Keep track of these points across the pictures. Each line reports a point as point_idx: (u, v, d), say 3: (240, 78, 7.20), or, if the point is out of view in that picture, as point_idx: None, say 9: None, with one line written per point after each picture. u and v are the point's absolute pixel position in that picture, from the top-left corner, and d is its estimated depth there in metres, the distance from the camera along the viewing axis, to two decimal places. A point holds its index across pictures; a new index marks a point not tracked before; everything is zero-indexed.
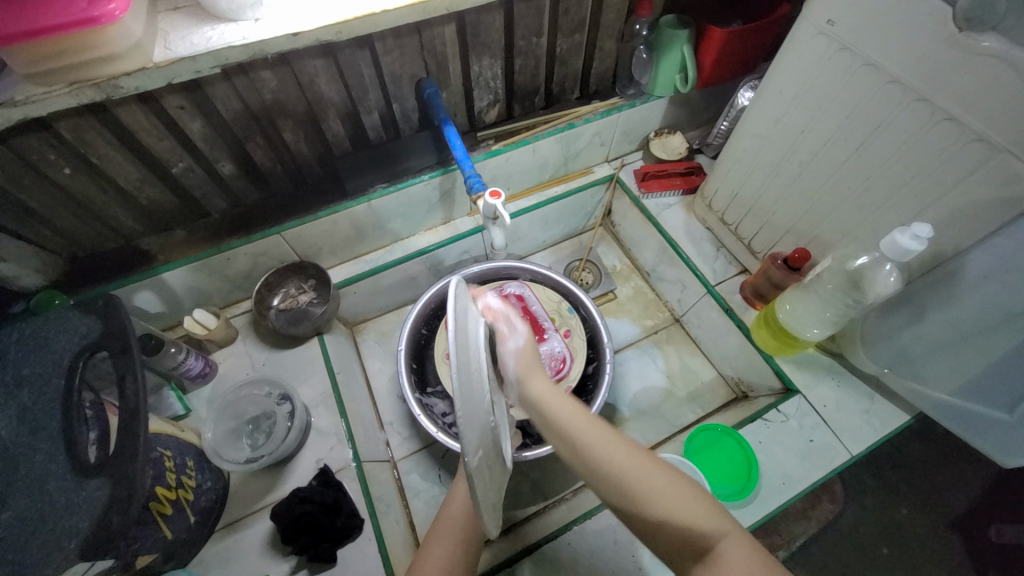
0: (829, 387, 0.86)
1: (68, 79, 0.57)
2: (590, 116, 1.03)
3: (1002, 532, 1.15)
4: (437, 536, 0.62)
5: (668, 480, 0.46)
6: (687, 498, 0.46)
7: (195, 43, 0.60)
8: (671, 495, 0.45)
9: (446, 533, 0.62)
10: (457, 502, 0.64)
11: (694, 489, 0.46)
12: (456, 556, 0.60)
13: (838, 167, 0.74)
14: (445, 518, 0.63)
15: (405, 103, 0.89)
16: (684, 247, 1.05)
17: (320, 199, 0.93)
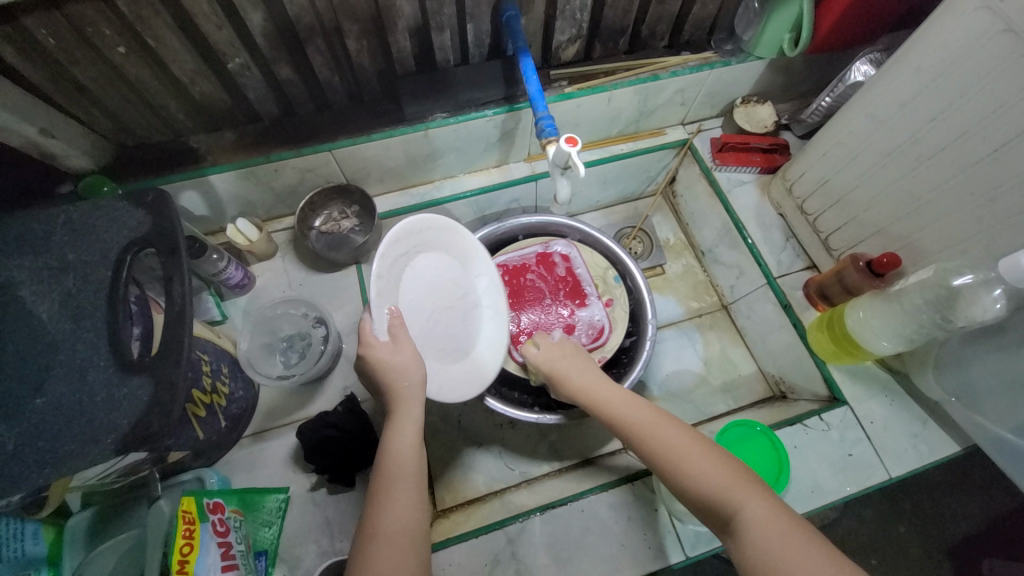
0: (881, 404, 0.80)
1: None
2: (677, 69, 0.92)
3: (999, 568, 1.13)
4: (386, 486, 0.53)
5: (690, 442, 0.56)
6: (717, 468, 0.53)
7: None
8: (698, 464, 0.54)
9: (404, 482, 0.54)
10: (400, 446, 0.57)
11: (722, 460, 0.54)
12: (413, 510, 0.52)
13: (965, 168, 0.65)
14: (402, 471, 0.55)
15: (481, 25, 0.80)
16: (751, 231, 0.96)
17: (375, 120, 0.87)
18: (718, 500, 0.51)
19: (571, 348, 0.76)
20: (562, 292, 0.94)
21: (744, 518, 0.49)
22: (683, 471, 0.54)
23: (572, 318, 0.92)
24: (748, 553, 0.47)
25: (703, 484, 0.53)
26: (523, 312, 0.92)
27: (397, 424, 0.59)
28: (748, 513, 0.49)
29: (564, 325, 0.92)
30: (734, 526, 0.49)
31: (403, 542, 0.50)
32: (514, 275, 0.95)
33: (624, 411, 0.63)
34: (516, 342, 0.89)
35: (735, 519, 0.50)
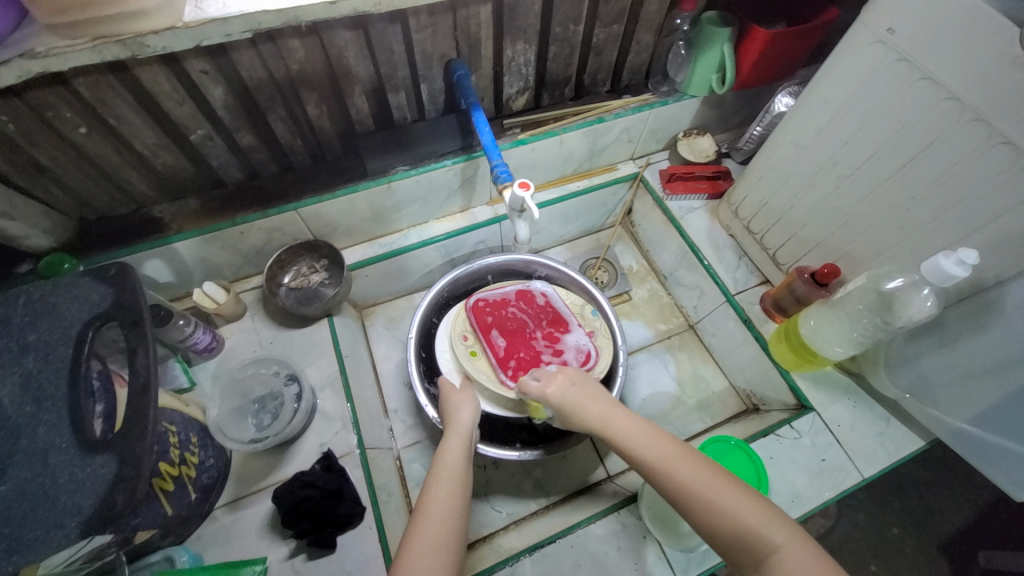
0: (845, 407, 0.84)
1: (93, 33, 0.54)
2: (620, 111, 1.00)
3: (989, 560, 1.14)
4: (437, 479, 0.64)
5: (721, 478, 0.54)
6: (744, 502, 0.51)
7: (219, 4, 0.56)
8: (728, 502, 0.52)
9: (447, 482, 0.63)
10: (452, 452, 0.68)
11: (748, 491, 0.53)
12: (454, 502, 0.61)
13: (881, 182, 0.71)
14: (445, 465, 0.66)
15: (433, 84, 0.86)
16: (705, 253, 1.02)
17: (339, 177, 0.90)
18: (751, 539, 0.49)
19: (581, 377, 0.75)
20: (544, 322, 0.93)
21: (779, 560, 0.47)
22: (711, 510, 0.52)
23: (559, 344, 0.91)
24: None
25: (732, 523, 0.50)
26: (510, 339, 0.90)
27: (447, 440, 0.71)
28: (784, 553, 0.47)
29: (553, 352, 0.90)
30: (768, 568, 0.47)
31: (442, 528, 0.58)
32: (495, 307, 0.94)
33: (646, 442, 0.60)
34: (504, 368, 0.87)
35: (769, 558, 0.48)
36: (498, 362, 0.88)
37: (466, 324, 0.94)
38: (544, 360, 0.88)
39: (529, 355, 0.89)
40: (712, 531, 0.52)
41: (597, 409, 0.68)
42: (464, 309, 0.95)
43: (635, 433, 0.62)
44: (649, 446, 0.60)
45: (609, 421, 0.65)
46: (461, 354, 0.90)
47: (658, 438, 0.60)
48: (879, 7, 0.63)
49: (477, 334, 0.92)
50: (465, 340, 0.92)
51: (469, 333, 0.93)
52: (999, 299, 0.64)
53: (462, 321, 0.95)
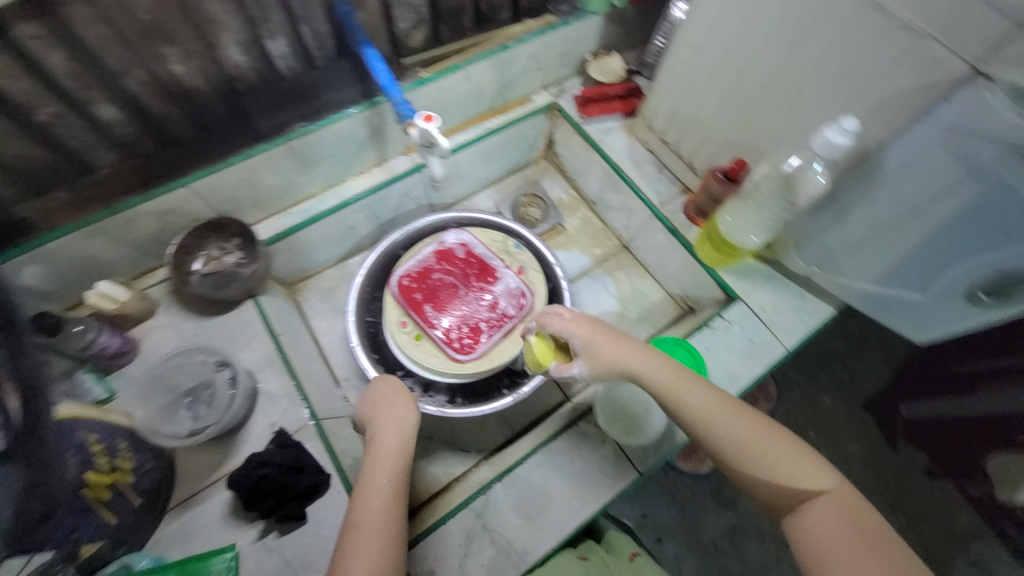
0: (767, 291, 0.91)
1: None
2: (522, 36, 0.97)
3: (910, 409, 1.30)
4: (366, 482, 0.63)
5: (773, 433, 0.61)
6: (790, 453, 0.60)
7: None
8: (780, 454, 0.60)
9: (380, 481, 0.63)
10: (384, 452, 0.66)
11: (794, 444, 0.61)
12: (384, 508, 0.61)
13: (772, 70, 0.74)
14: (380, 463, 0.65)
15: (315, 27, 0.78)
16: (627, 170, 1.04)
17: (226, 141, 0.81)
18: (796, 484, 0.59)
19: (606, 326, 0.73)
20: (472, 276, 0.94)
21: (818, 500, 0.58)
22: (766, 460, 0.60)
23: (490, 296, 0.92)
24: (816, 531, 0.56)
25: (790, 473, 0.59)
26: (445, 308, 0.91)
27: (379, 433, 0.69)
28: (823, 495, 0.58)
29: (487, 307, 0.92)
30: (805, 506, 0.58)
31: (379, 528, 0.59)
32: (420, 280, 0.93)
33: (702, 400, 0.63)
34: (452, 345, 0.89)
35: (809, 500, 0.58)
36: (443, 341, 0.89)
37: (400, 311, 0.93)
38: (484, 317, 0.91)
39: (470, 320, 0.90)
40: (762, 478, 0.60)
41: (645, 365, 0.66)
42: (391, 296, 0.94)
43: (694, 391, 0.64)
44: (706, 403, 0.63)
45: (660, 379, 0.65)
46: (406, 344, 0.90)
47: (713, 395, 0.64)
48: None
49: (413, 318, 0.92)
50: (404, 328, 0.92)
51: (406, 319, 0.92)
52: (880, 162, 0.68)
53: (397, 309, 0.93)
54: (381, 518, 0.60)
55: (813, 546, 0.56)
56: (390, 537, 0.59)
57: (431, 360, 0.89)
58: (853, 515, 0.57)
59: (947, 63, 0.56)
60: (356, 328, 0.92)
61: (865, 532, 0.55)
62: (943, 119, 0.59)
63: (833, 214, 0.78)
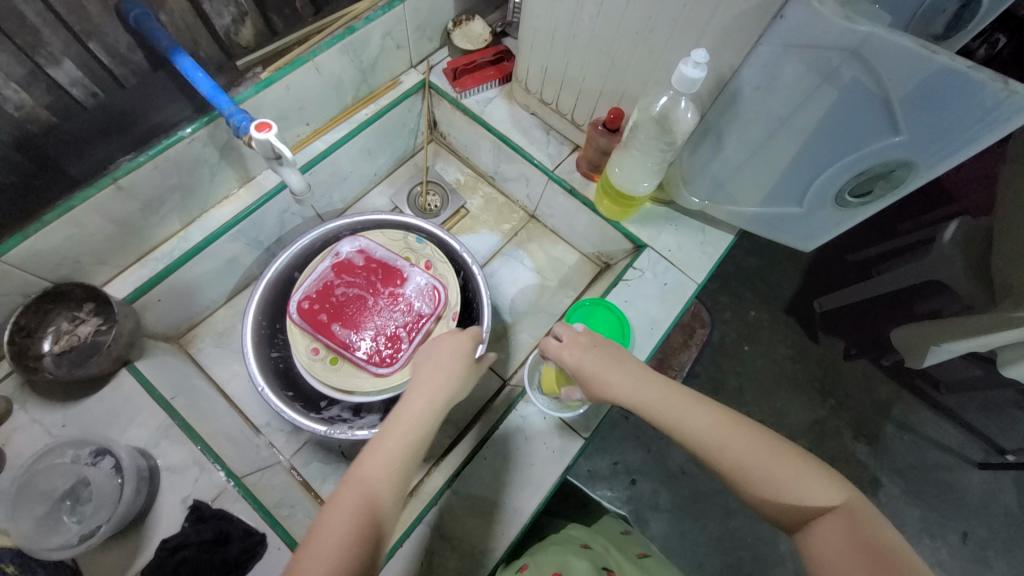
0: (669, 233, 0.93)
1: None
2: (369, 12, 0.88)
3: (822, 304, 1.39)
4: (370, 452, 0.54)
5: (778, 449, 0.53)
6: (794, 469, 0.52)
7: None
8: (781, 471, 0.51)
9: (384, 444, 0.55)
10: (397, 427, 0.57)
11: (800, 459, 0.52)
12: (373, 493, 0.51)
13: (623, 12, 0.72)
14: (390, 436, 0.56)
15: (109, 39, 0.65)
16: (514, 139, 1.01)
17: (41, 200, 0.70)
18: (801, 501, 0.50)
19: (605, 343, 0.69)
20: (377, 282, 0.87)
21: (830, 523, 0.49)
22: (767, 479, 0.52)
23: (401, 298, 0.86)
24: (820, 559, 0.47)
25: (790, 491, 0.51)
26: (355, 323, 0.84)
27: (407, 398, 0.61)
28: (835, 517, 0.49)
29: (401, 311, 0.86)
30: (813, 530, 0.49)
31: (357, 497, 0.50)
32: (322, 299, 0.86)
33: (690, 412, 0.57)
34: (372, 360, 0.83)
35: (818, 520, 0.49)
36: (363, 359, 0.83)
37: (307, 338, 0.85)
38: (399, 323, 0.85)
39: (385, 330, 0.84)
40: (762, 499, 0.52)
41: (637, 387, 0.62)
42: (293, 323, 0.86)
43: (690, 408, 0.57)
44: (699, 420, 0.56)
45: (653, 401, 0.60)
46: (322, 371, 0.83)
47: (711, 410, 0.57)
48: None
49: (324, 342, 0.84)
50: (317, 355, 0.84)
51: (317, 345, 0.85)
52: (738, 87, 0.69)
53: (305, 338, 0.85)
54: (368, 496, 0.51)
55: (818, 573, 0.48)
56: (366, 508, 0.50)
57: (354, 381, 0.83)
58: (870, 533, 0.47)
59: None
60: (259, 369, 0.82)
61: (881, 559, 0.45)
62: (781, 35, 0.60)
63: (711, 146, 0.79)
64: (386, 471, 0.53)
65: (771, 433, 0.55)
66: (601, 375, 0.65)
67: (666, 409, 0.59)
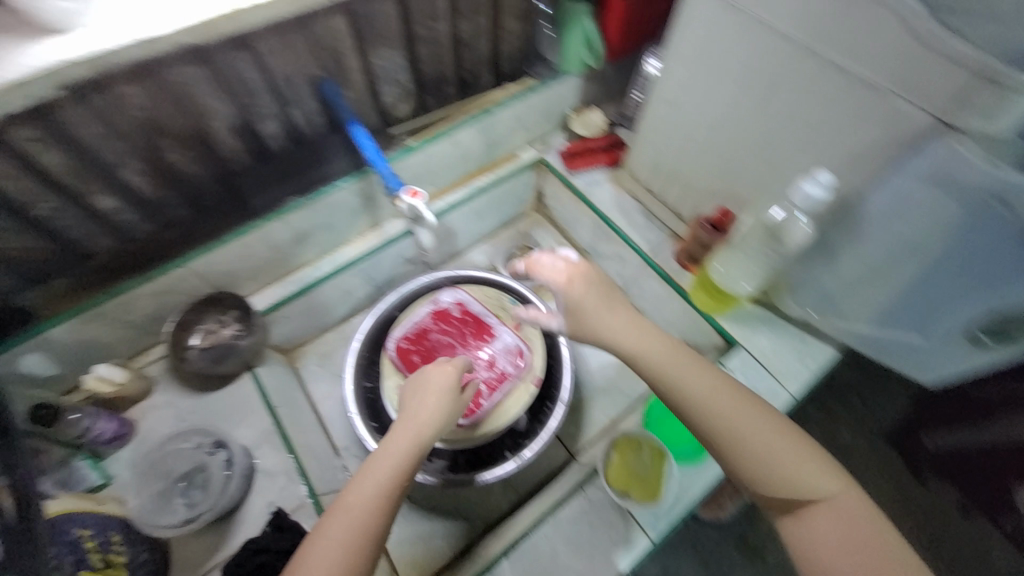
0: (765, 337, 0.92)
1: None
2: (505, 100, 1.01)
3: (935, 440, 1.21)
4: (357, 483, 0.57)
5: (785, 432, 0.58)
6: (797, 455, 0.57)
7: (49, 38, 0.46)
8: (786, 458, 0.57)
9: (376, 475, 0.58)
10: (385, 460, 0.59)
11: (801, 445, 0.58)
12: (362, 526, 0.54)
13: (745, 126, 0.76)
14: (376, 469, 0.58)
15: (305, 106, 0.81)
16: (616, 221, 1.06)
17: (223, 222, 0.83)
18: (803, 487, 0.56)
19: (606, 284, 0.69)
20: (468, 334, 0.94)
21: (823, 512, 0.55)
22: (772, 464, 0.56)
23: (488, 354, 0.92)
24: (816, 543, 0.54)
25: (790, 476, 0.56)
26: None
27: (398, 428, 0.63)
28: (830, 502, 0.56)
29: (487, 366, 0.90)
30: (808, 518, 0.56)
31: (352, 526, 0.54)
32: (417, 342, 0.94)
33: (699, 382, 0.60)
34: None
35: (813, 505, 0.56)
36: None
37: (398, 374, 0.92)
38: (482, 377, 0.89)
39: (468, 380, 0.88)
40: (765, 479, 0.56)
41: (647, 345, 0.62)
42: (388, 359, 0.94)
43: (705, 379, 0.60)
44: (710, 391, 0.59)
45: (667, 366, 0.61)
46: None
47: (726, 388, 0.60)
48: None
49: None
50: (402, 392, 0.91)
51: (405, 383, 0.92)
52: (863, 210, 0.68)
53: (396, 374, 0.93)
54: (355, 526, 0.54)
55: (811, 551, 0.55)
56: (359, 532, 0.54)
57: None
58: (857, 524, 0.54)
59: (910, 118, 0.57)
60: (353, 395, 0.91)
61: (868, 550, 0.52)
62: (917, 171, 0.60)
63: (824, 259, 0.78)
64: (374, 503, 0.56)
65: (775, 415, 0.59)
66: (602, 318, 0.65)
67: (674, 373, 0.61)
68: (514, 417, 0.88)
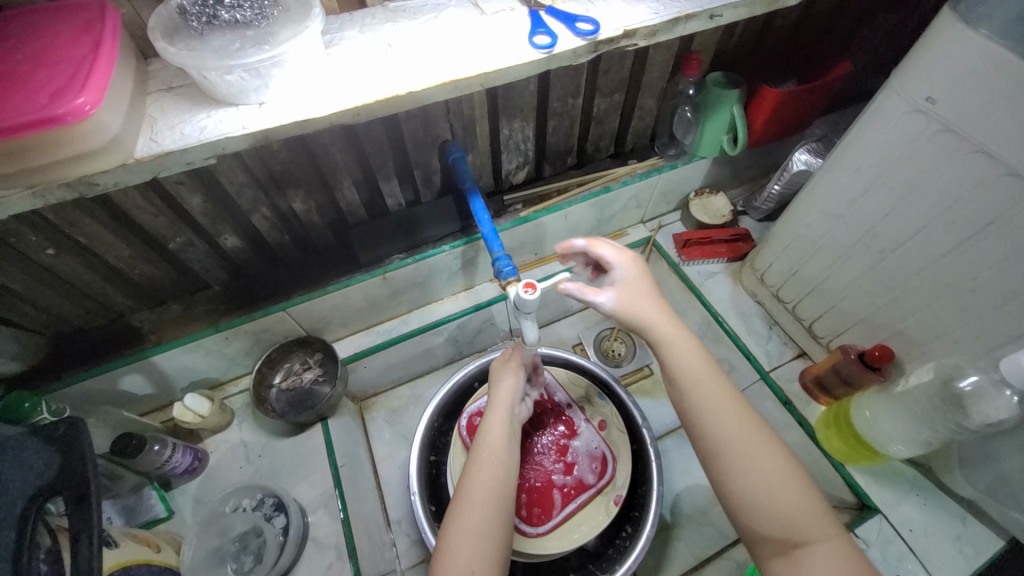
0: (912, 506, 0.75)
1: (27, 180, 0.41)
2: (628, 178, 0.94)
3: None
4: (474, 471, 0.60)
5: (774, 455, 0.50)
6: (791, 485, 0.49)
7: (220, 115, 0.46)
8: (774, 489, 0.49)
9: (490, 466, 0.60)
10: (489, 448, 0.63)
11: (802, 478, 0.49)
12: (489, 512, 0.56)
13: (932, 262, 0.63)
14: (483, 456, 0.62)
15: (427, 168, 0.80)
16: (731, 323, 0.94)
17: (328, 269, 0.83)
18: (792, 527, 0.47)
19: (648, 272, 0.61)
20: (548, 426, 0.86)
21: (821, 558, 0.45)
22: (751, 486, 0.49)
23: (568, 454, 0.83)
24: None
25: (775, 504, 0.48)
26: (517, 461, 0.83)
27: (489, 417, 0.67)
28: (820, 548, 0.46)
29: (563, 468, 0.82)
30: (804, 559, 0.46)
31: (482, 512, 0.56)
32: None
33: (703, 380, 0.54)
34: (522, 512, 0.78)
35: (803, 547, 0.46)
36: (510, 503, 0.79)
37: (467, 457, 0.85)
38: (558, 482, 0.81)
39: (540, 483, 0.81)
40: (745, 499, 0.49)
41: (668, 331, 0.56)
42: (458, 435, 0.87)
43: (698, 372, 0.54)
44: (717, 398, 0.53)
45: (680, 357, 0.55)
46: None
47: (723, 391, 0.53)
48: (911, 76, 0.57)
49: None
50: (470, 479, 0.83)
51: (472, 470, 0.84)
52: None
53: (462, 455, 0.85)
54: (484, 515, 0.56)
55: None
56: (489, 522, 0.56)
57: None
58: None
59: None
60: (417, 470, 0.84)
61: None
62: None
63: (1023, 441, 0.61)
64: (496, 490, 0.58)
65: (777, 440, 0.52)
66: (637, 293, 0.58)
67: (669, 354, 0.55)
68: (583, 540, 0.76)
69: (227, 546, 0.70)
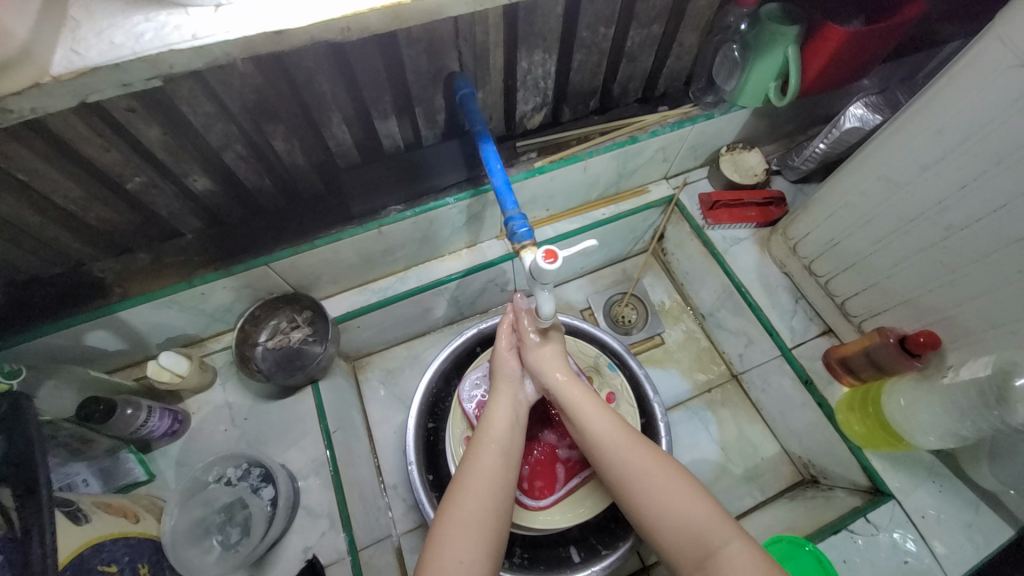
0: (928, 492, 0.71)
1: None
2: (657, 128, 0.83)
3: None
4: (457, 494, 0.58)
5: (672, 471, 0.57)
6: (692, 500, 0.54)
7: (164, 21, 0.35)
8: (674, 501, 0.54)
9: (473, 492, 0.57)
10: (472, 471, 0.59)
11: (704, 494, 0.55)
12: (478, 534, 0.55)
13: (1008, 245, 0.55)
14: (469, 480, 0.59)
15: (431, 105, 0.68)
16: (755, 294, 0.87)
17: (316, 219, 0.73)
18: (697, 535, 0.52)
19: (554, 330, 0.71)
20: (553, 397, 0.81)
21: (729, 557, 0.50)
22: (656, 501, 0.55)
23: None
24: None
25: (681, 518, 0.53)
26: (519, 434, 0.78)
27: (477, 449, 0.61)
28: (727, 552, 0.50)
29: (568, 442, 0.78)
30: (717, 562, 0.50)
31: (471, 539, 0.54)
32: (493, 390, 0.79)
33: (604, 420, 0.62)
34: (525, 485, 0.75)
35: (714, 554, 0.51)
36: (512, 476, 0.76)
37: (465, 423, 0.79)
38: (562, 456, 0.77)
39: (544, 456, 0.77)
40: (655, 519, 0.55)
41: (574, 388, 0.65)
42: (458, 404, 0.80)
43: (593, 406, 0.63)
44: (615, 434, 0.61)
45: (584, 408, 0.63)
46: None
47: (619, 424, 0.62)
48: None
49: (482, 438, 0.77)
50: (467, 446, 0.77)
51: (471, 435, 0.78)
52: None
53: (461, 423, 0.79)
54: (472, 535, 0.54)
55: None
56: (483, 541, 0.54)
57: None
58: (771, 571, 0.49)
59: None
60: (414, 438, 0.80)
61: None
62: None
63: None
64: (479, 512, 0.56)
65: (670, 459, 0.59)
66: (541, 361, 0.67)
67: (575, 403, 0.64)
68: (588, 515, 0.74)
69: (211, 518, 0.67)
